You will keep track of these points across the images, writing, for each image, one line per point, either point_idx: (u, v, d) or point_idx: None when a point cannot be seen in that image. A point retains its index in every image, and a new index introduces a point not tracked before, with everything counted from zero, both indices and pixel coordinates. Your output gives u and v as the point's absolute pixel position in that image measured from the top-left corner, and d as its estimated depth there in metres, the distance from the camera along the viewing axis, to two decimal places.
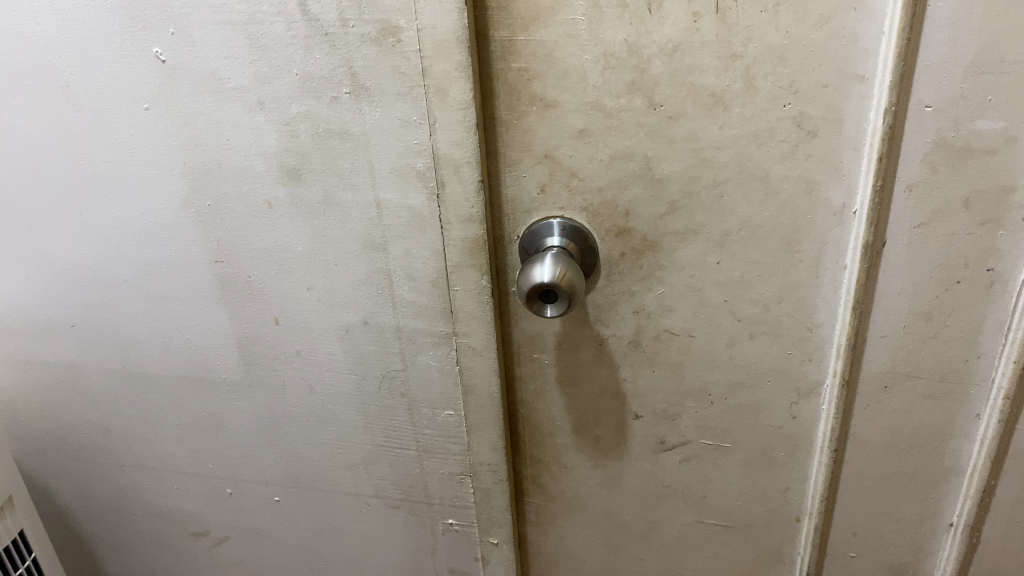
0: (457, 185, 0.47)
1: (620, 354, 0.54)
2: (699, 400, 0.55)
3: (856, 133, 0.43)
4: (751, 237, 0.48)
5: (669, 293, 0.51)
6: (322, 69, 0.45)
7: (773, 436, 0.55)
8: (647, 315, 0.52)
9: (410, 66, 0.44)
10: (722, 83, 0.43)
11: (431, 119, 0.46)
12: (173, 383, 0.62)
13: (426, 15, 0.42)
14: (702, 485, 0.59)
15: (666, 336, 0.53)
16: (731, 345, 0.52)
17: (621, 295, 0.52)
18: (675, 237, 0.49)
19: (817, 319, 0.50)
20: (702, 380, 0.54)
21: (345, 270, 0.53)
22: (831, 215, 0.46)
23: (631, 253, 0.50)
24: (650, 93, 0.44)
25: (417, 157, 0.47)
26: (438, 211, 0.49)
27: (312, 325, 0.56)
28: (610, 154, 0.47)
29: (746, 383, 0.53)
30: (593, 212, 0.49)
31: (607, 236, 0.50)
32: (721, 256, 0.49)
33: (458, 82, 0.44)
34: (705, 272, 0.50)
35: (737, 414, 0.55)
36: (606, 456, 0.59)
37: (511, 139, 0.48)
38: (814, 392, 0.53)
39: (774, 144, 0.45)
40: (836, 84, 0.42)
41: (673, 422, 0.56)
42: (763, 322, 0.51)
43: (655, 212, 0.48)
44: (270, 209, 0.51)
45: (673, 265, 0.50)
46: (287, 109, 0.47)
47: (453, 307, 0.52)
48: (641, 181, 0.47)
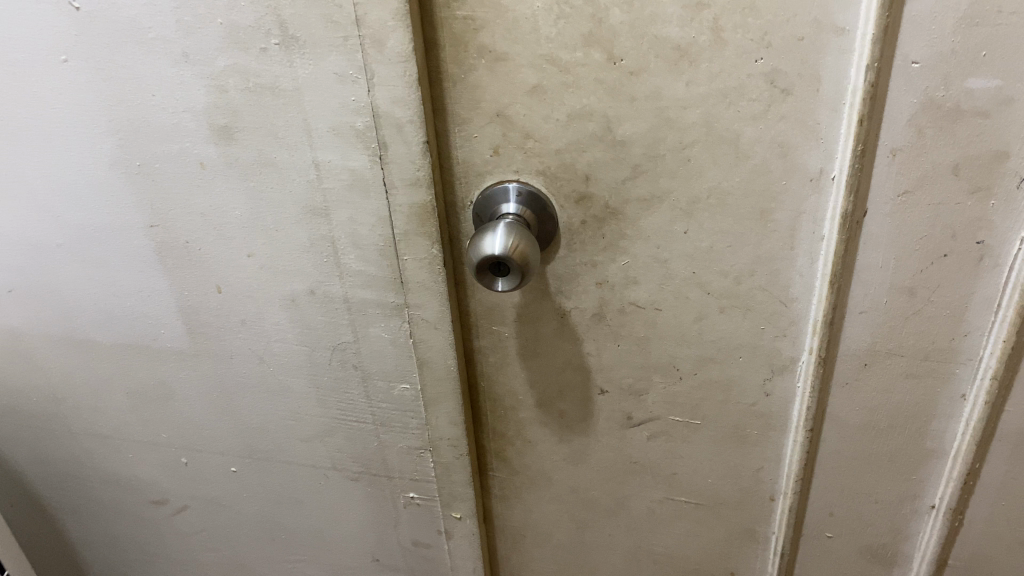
0: (401, 146, 0.44)
1: (583, 326, 0.51)
2: (667, 374, 0.52)
3: (834, 91, 0.39)
4: (720, 204, 0.44)
5: (634, 264, 0.47)
6: (248, 18, 0.41)
7: (745, 414, 0.52)
8: (611, 286, 0.49)
9: (343, 14, 0.40)
10: (687, 35, 0.39)
11: (368, 74, 0.42)
12: (118, 351, 0.59)
13: None
14: (671, 462, 0.56)
15: (631, 309, 0.49)
16: (700, 319, 0.49)
17: (583, 265, 0.48)
18: (639, 204, 0.45)
19: (792, 292, 0.47)
20: (670, 354, 0.51)
21: (287, 236, 0.49)
22: (807, 180, 0.42)
23: (593, 221, 0.46)
24: (608, 46, 0.40)
25: (356, 116, 0.43)
26: (382, 174, 0.45)
27: (257, 293, 0.52)
28: (567, 113, 0.43)
29: (717, 358, 0.50)
30: (551, 176, 0.45)
31: (566, 203, 0.46)
32: (689, 224, 0.45)
33: (396, 32, 0.40)
34: (671, 241, 0.46)
35: (708, 390, 0.52)
36: (572, 432, 0.56)
37: (459, 96, 0.44)
38: (788, 367, 0.49)
39: (745, 103, 0.41)
40: (813, 37, 0.38)
41: (641, 398, 0.53)
42: (734, 294, 0.47)
43: (618, 176, 0.44)
44: (203, 170, 0.48)
45: (637, 234, 0.46)
46: (214, 62, 0.43)
47: (403, 277, 0.49)
48: (602, 143, 0.43)
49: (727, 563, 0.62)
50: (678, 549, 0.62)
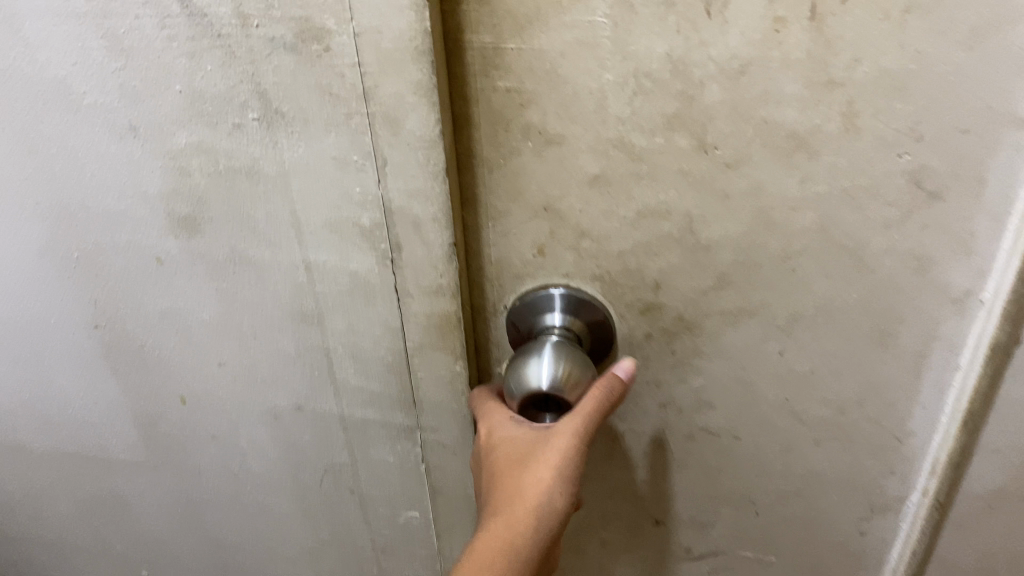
0: (418, 248, 0.33)
1: (638, 452, 0.41)
2: (739, 509, 0.42)
3: (1001, 198, 0.30)
4: (828, 323, 0.34)
5: (710, 387, 0.38)
6: (215, 85, 0.31)
7: (832, 552, 0.43)
8: (678, 410, 0.39)
9: (345, 86, 0.30)
10: (807, 121, 0.29)
11: (378, 159, 0.31)
12: (60, 458, 0.49)
13: (365, 13, 0.28)
14: None
15: (701, 436, 0.40)
16: (787, 451, 0.39)
17: (644, 384, 0.39)
18: (722, 318, 0.35)
19: (909, 428, 0.37)
20: (746, 487, 0.41)
21: (268, 345, 0.39)
22: (947, 303, 0.33)
23: (661, 335, 0.37)
24: (699, 131, 0.30)
25: (361, 209, 0.33)
26: (393, 279, 0.35)
27: (230, 405, 0.42)
28: (637, 209, 0.33)
29: (803, 493, 0.41)
30: (610, 282, 0.35)
31: (628, 313, 0.36)
32: (785, 345, 0.35)
33: (416, 110, 0.29)
34: (761, 362, 0.36)
35: (790, 527, 0.42)
36: (613, 560, 0.47)
37: (494, 184, 0.34)
38: (891, 509, 0.40)
39: (877, 207, 0.31)
40: (981, 127, 0.28)
41: (705, 532, 0.44)
42: (834, 425, 0.38)
43: (697, 286, 0.35)
44: (160, 266, 0.37)
45: (716, 354, 0.37)
46: (170, 138, 0.33)
47: (416, 395, 0.39)
48: (679, 247, 0.34)
49: None
50: None
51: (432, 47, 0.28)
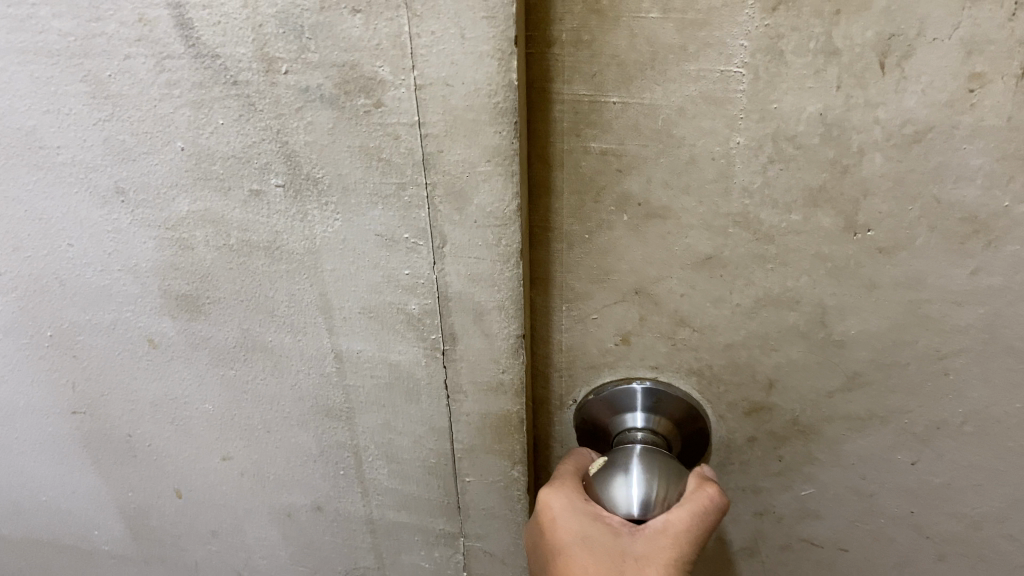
0: (478, 341, 0.27)
1: (723, 563, 0.36)
2: None
3: None
4: (980, 433, 0.29)
5: (819, 497, 0.32)
6: (228, 144, 0.24)
7: None
8: (777, 519, 0.33)
9: (399, 149, 0.23)
10: (993, 203, 0.24)
11: (435, 239, 0.24)
12: (30, 546, 0.42)
13: (432, 59, 0.21)
14: None
15: (801, 547, 0.34)
16: (904, 569, 0.33)
17: (732, 491, 0.33)
18: (847, 423, 0.29)
19: None
20: None
21: (285, 441, 0.32)
22: None
23: (768, 439, 0.31)
24: (849, 209, 0.25)
25: (408, 295, 0.26)
26: (445, 376, 0.28)
27: (236, 503, 0.35)
28: (755, 296, 0.27)
29: None
30: (710, 377, 0.29)
31: (728, 413, 0.30)
32: (921, 455, 0.30)
33: (489, 180, 0.23)
34: (889, 474, 0.30)
35: None
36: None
37: (574, 262, 0.28)
38: None
39: None
40: None
41: None
42: (963, 541, 0.32)
43: (820, 387, 0.29)
44: (154, 350, 0.30)
45: (832, 460, 0.31)
46: (169, 206, 0.26)
47: (462, 501, 0.32)
48: (804, 342, 0.28)
49: None
50: None
51: (516, 104, 0.21)
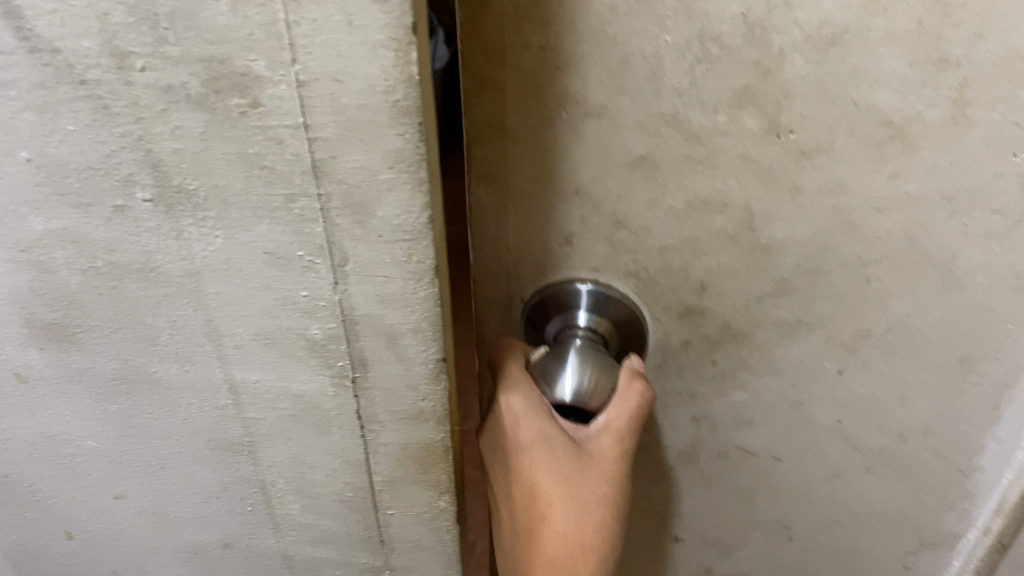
0: (392, 366, 0.24)
1: (663, 468, 0.36)
2: (771, 532, 0.38)
3: None
4: (902, 342, 0.30)
5: (753, 402, 0.33)
6: (84, 152, 0.21)
7: None
8: (712, 424, 0.34)
9: (284, 156, 0.20)
10: (909, 106, 0.24)
11: (336, 255, 0.22)
12: None
13: (316, 52, 0.18)
14: None
15: (736, 454, 0.35)
16: (834, 477, 0.35)
17: (667, 396, 0.33)
18: (777, 328, 0.30)
19: (977, 463, 0.33)
20: (781, 511, 0.37)
21: (183, 476, 0.30)
22: None
23: (701, 343, 0.31)
24: (774, 111, 0.25)
25: (309, 319, 0.24)
26: (358, 406, 0.26)
27: (133, 542, 0.33)
28: (686, 199, 0.27)
29: (845, 524, 0.37)
30: (646, 281, 0.30)
31: (665, 317, 0.31)
32: (848, 362, 0.31)
33: (395, 189, 0.20)
34: (819, 382, 0.31)
35: (825, 556, 0.39)
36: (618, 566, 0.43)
37: (517, 164, 0.27)
38: (941, 544, 0.37)
39: (978, 215, 0.26)
40: None
41: (730, 554, 0.40)
42: (890, 455, 0.33)
43: (751, 291, 0.29)
44: (23, 383, 0.27)
45: (765, 366, 0.31)
46: (24, 224, 0.22)
47: (384, 533, 0.31)
48: (734, 246, 0.28)
49: None
50: None
51: (419, 104, 0.19)
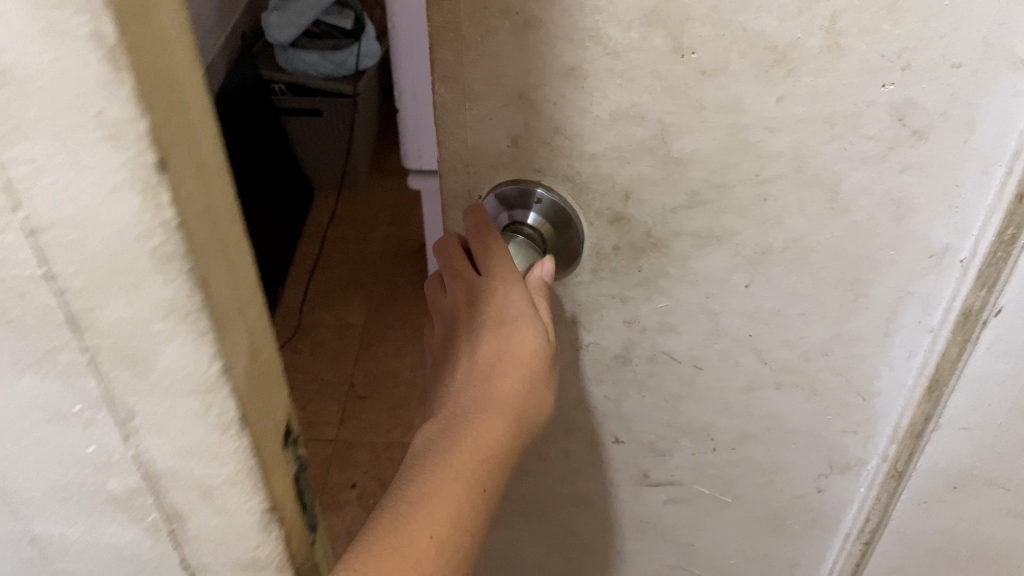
0: (209, 515, 0.24)
1: (598, 372, 0.40)
2: (697, 439, 0.43)
3: (992, 146, 0.30)
4: (798, 260, 0.34)
5: (675, 310, 0.37)
6: None
7: (789, 503, 0.47)
8: (641, 329, 0.38)
9: (48, 321, 0.19)
10: (791, 33, 0.27)
11: (119, 401, 0.21)
12: None
13: (43, 205, 0.17)
14: (689, 531, 0.49)
15: (663, 360, 0.39)
16: (750, 390, 0.40)
17: (603, 299, 0.37)
18: (690, 239, 0.34)
19: (873, 389, 0.39)
20: (705, 420, 0.42)
21: None
22: (923, 257, 0.34)
23: (629, 249, 0.35)
24: (678, 32, 0.28)
25: (105, 459, 0.23)
26: (175, 553, 0.26)
27: None
28: (612, 109, 0.30)
29: (760, 436, 0.43)
30: (580, 186, 0.33)
31: (597, 222, 0.34)
32: (754, 277, 0.35)
33: (175, 339, 0.19)
34: (730, 294, 0.36)
35: (746, 468, 0.45)
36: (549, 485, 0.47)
37: (470, 64, 0.30)
38: (850, 467, 0.44)
39: (857, 140, 0.30)
40: (973, 63, 0.28)
41: (663, 460, 0.44)
42: (798, 372, 0.39)
43: (668, 202, 0.33)
44: None
45: (682, 275, 0.35)
46: None
47: None
48: (651, 156, 0.32)
49: None
50: None
51: (185, 248, 0.17)
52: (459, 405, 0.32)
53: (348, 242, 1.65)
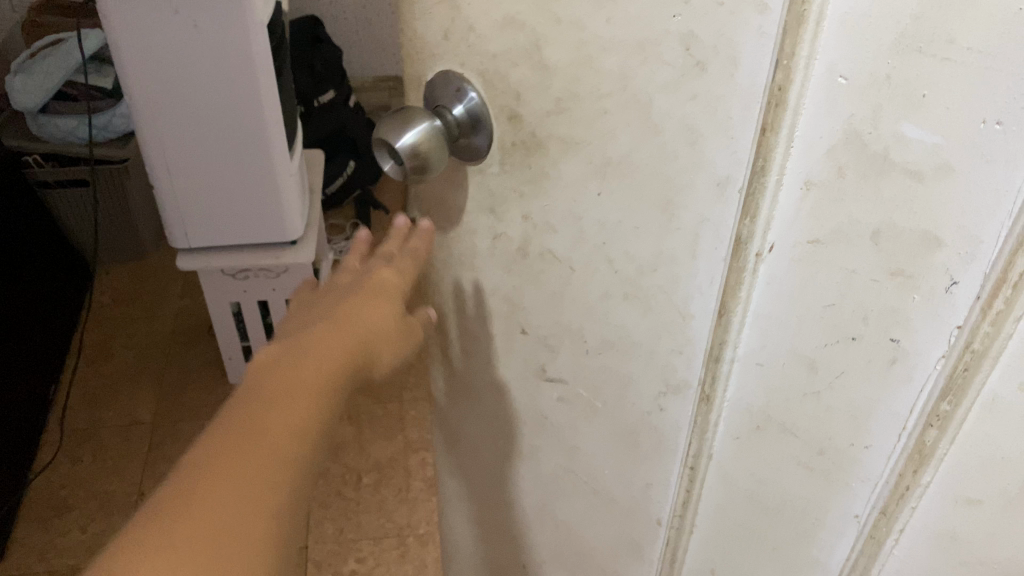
0: None
1: (504, 231, 0.69)
2: (574, 340, 0.72)
3: (749, 90, 0.49)
4: (629, 168, 0.57)
5: (551, 204, 0.64)
6: None
7: (642, 423, 0.73)
8: (531, 222, 0.67)
9: None
10: None
11: None
12: None
13: None
14: (573, 430, 0.79)
15: (548, 254, 0.67)
16: (606, 298, 0.66)
17: (513, 194, 0.66)
18: (560, 142, 0.60)
19: (689, 309, 0.62)
20: (578, 322, 0.70)
21: None
22: (713, 180, 0.54)
23: (521, 146, 0.62)
24: None
25: None
26: None
27: None
28: (504, 18, 0.57)
29: (616, 344, 0.69)
30: (489, 81, 0.61)
31: (500, 116, 0.62)
32: (601, 185, 0.60)
33: None
34: (587, 197, 0.61)
35: (606, 378, 0.72)
36: (487, 312, 0.78)
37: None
38: (682, 386, 0.67)
39: (660, 63, 0.51)
40: (732, 7, 0.47)
41: (554, 355, 0.75)
42: (636, 283, 0.63)
43: (544, 107, 0.59)
44: None
45: (558, 176, 0.62)
46: None
47: None
48: (531, 62, 0.57)
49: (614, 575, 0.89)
50: (573, 522, 0.88)
51: None
52: (356, 315, 0.67)
53: (128, 345, 2.34)
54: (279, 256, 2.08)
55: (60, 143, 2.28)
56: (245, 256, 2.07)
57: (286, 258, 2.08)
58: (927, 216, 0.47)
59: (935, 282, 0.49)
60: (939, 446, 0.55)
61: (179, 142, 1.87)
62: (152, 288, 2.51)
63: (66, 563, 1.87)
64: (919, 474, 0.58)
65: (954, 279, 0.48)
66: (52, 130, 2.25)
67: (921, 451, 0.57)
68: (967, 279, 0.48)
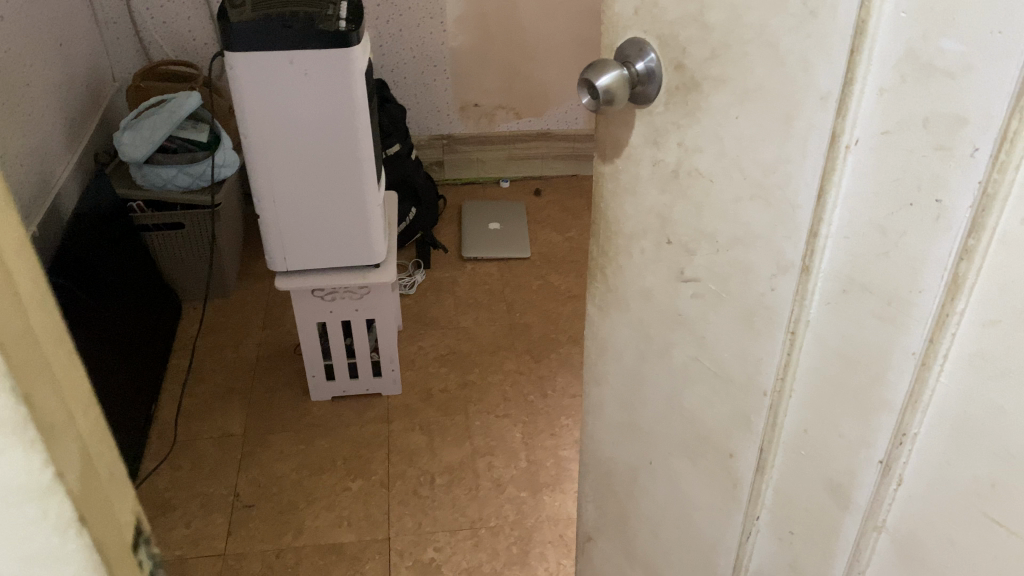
0: None
1: (662, 160, 0.99)
2: (710, 240, 0.98)
3: (845, 24, 0.72)
4: (761, 95, 0.83)
5: (702, 133, 0.91)
6: None
7: (757, 303, 0.95)
8: (683, 147, 0.95)
9: None
10: None
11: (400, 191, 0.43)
12: None
13: None
14: (701, 322, 1.05)
15: (694, 171, 0.95)
16: (737, 200, 0.91)
17: (675, 125, 0.94)
18: (712, 81, 0.88)
19: (797, 201, 0.84)
20: (712, 224, 0.97)
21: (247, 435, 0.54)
22: (819, 96, 0.77)
23: (683, 86, 0.91)
24: None
25: None
26: None
27: None
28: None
29: (742, 239, 0.93)
30: (663, 41, 0.91)
31: (670, 68, 0.92)
32: (740, 111, 0.86)
33: None
34: (725, 117, 0.88)
35: (734, 267, 0.96)
36: (641, 229, 1.08)
37: None
38: (788, 268, 0.89)
39: (789, 15, 0.77)
40: None
41: (692, 257, 1.02)
42: (762, 186, 0.87)
43: (703, 56, 0.87)
44: None
45: (708, 109, 0.89)
46: None
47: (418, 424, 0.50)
48: (695, 23, 0.86)
49: (730, 448, 1.11)
50: (699, 409, 1.14)
51: None
52: None
53: (218, 369, 2.58)
54: (365, 276, 2.21)
55: (160, 190, 2.58)
56: (336, 278, 2.20)
57: (369, 280, 2.20)
58: (957, 106, 0.67)
59: (964, 149, 0.68)
60: (969, 275, 0.72)
61: (283, 174, 2.01)
62: (235, 322, 2.77)
63: (174, 552, 2.03)
64: (955, 301, 0.74)
65: (976, 147, 0.67)
66: (154, 179, 2.55)
67: (956, 284, 0.74)
68: (986, 146, 0.67)
